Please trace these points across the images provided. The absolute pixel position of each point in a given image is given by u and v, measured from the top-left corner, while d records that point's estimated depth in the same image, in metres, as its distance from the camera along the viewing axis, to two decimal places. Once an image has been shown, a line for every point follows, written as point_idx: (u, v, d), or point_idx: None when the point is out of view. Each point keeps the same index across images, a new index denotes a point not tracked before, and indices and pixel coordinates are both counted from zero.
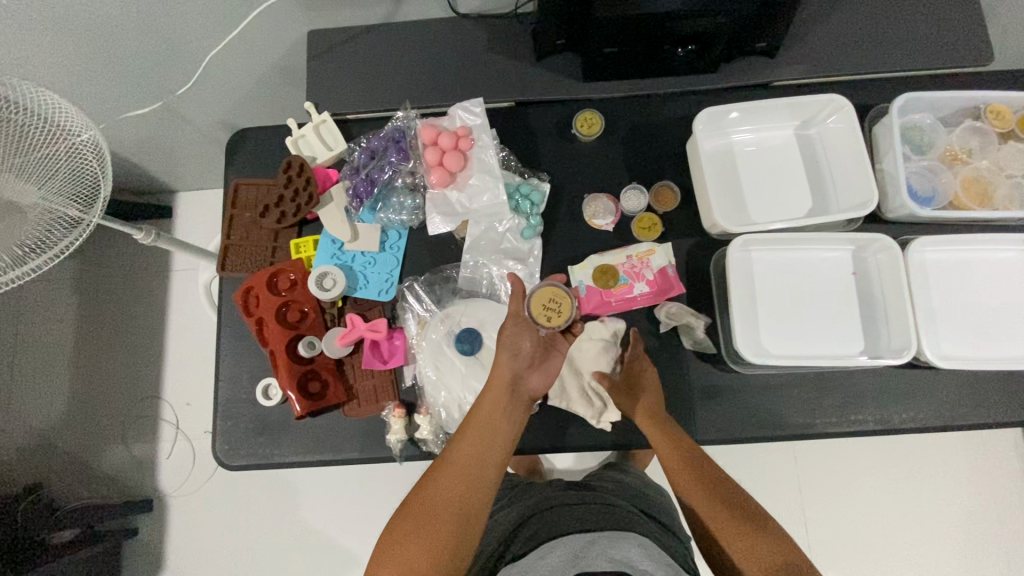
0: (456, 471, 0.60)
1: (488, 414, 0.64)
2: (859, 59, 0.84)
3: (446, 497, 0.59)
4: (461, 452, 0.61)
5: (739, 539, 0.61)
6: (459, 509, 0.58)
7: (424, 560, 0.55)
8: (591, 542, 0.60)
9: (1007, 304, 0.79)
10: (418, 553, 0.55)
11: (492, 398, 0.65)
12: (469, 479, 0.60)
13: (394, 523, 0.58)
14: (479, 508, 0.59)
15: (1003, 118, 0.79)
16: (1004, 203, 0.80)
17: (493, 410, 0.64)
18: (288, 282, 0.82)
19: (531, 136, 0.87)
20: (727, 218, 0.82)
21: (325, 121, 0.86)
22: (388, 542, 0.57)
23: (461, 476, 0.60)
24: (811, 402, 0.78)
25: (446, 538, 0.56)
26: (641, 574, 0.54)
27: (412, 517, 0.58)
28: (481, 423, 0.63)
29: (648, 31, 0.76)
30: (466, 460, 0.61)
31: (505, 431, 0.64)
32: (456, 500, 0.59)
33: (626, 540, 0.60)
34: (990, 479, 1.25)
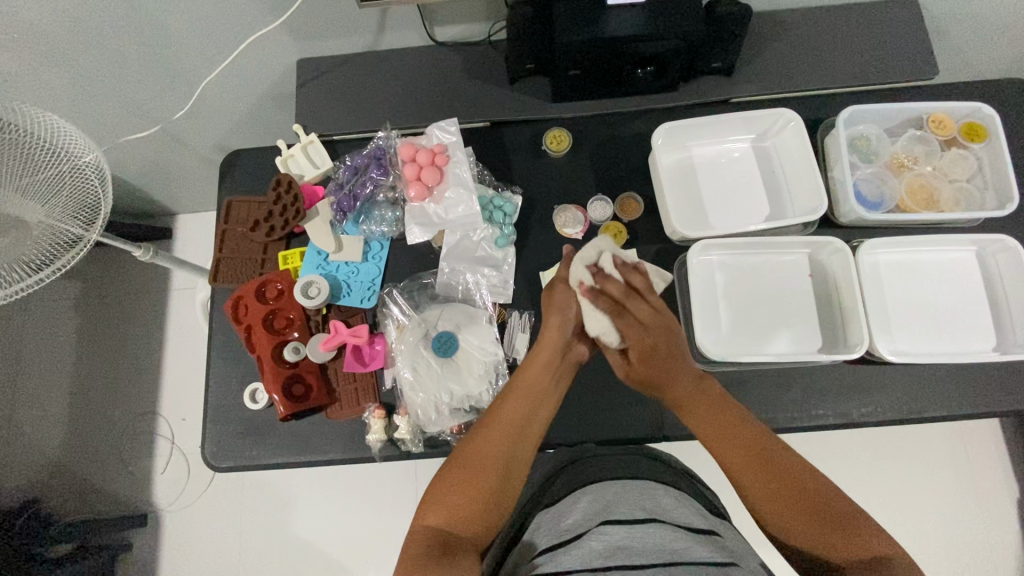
0: (502, 430, 0.66)
1: (531, 383, 0.71)
2: (808, 76, 0.90)
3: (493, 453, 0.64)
4: (506, 413, 0.68)
5: (797, 519, 0.61)
6: (505, 463, 0.64)
7: (475, 503, 0.61)
8: (623, 490, 0.64)
9: (958, 302, 0.84)
10: (470, 497, 0.61)
11: (537, 370, 0.72)
12: (513, 438, 0.66)
13: (444, 472, 0.64)
14: (519, 464, 0.65)
15: (944, 127, 0.85)
16: (949, 206, 0.85)
17: (536, 379, 0.71)
18: (275, 292, 0.86)
19: (505, 152, 0.93)
20: (688, 225, 0.87)
21: (313, 142, 0.92)
22: (437, 489, 0.62)
23: (507, 433, 0.66)
24: (774, 398, 0.82)
25: (494, 486, 0.62)
26: (671, 521, 0.59)
27: (460, 471, 0.63)
28: (524, 391, 0.70)
29: (609, 56, 0.82)
30: (509, 422, 0.67)
31: (546, 400, 0.71)
32: (503, 455, 0.64)
33: (657, 490, 0.65)
34: (973, 482, 1.26)
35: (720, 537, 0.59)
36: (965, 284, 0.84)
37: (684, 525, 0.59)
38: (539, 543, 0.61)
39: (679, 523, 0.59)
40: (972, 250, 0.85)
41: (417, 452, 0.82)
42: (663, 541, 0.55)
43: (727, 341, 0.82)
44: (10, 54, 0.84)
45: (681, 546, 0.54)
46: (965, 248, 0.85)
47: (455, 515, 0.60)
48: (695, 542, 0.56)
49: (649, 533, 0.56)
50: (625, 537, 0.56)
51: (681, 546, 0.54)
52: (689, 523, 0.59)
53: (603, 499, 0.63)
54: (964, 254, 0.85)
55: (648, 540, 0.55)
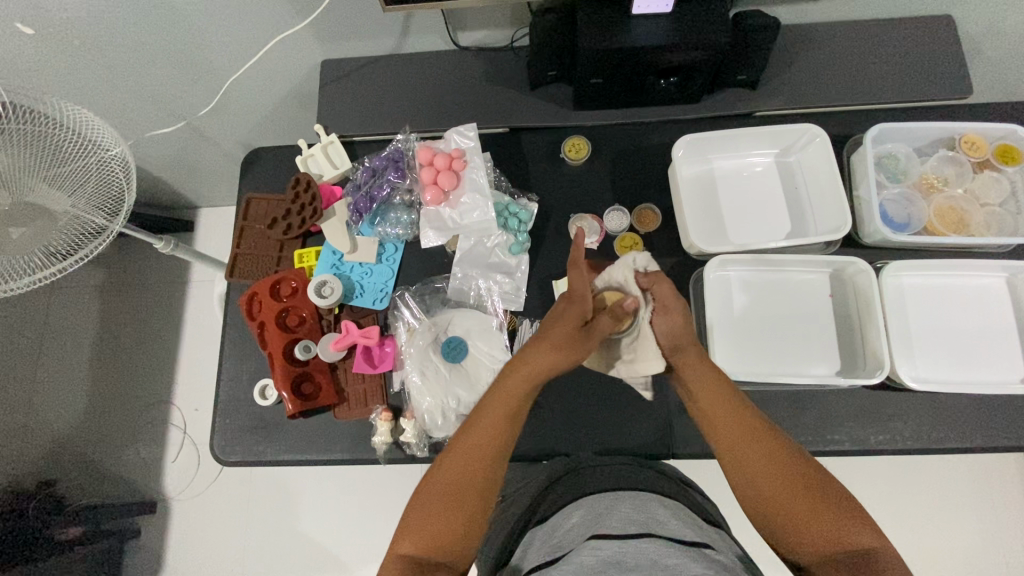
0: (469, 455, 0.63)
1: (502, 399, 0.65)
2: (837, 90, 0.88)
3: (463, 480, 0.63)
4: (474, 435, 0.64)
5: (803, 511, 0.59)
6: (479, 488, 0.63)
7: (450, 531, 0.61)
8: (616, 502, 0.63)
9: (985, 329, 0.81)
10: (445, 527, 0.61)
11: (514, 382, 0.65)
12: (483, 463, 0.63)
13: (419, 495, 0.64)
14: (493, 485, 0.64)
15: (977, 148, 0.82)
16: (979, 231, 0.82)
17: (510, 395, 0.65)
18: (289, 289, 0.87)
19: (522, 159, 0.92)
20: (706, 239, 0.86)
21: (333, 142, 0.92)
22: (411, 516, 0.63)
23: (477, 457, 0.63)
24: (788, 420, 0.80)
25: (464, 514, 0.61)
26: (665, 533, 0.57)
27: (432, 501, 0.62)
28: (492, 413, 0.64)
29: (632, 66, 0.81)
30: (478, 447, 0.63)
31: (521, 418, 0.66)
32: (476, 482, 0.63)
33: (653, 502, 0.63)
34: (997, 516, 1.21)
35: (716, 553, 0.57)
36: (994, 311, 0.81)
37: (678, 539, 0.57)
38: (535, 558, 0.61)
39: (672, 536, 0.57)
40: (1002, 276, 0.82)
41: (422, 457, 0.81)
42: (656, 556, 0.53)
43: (741, 360, 0.81)
44: (42, 47, 0.87)
45: (674, 562, 0.53)
46: (995, 274, 0.82)
47: (432, 545, 0.60)
48: (689, 557, 0.54)
49: (641, 548, 0.55)
50: (617, 551, 0.55)
51: (674, 563, 0.53)
52: (683, 537, 0.57)
53: (596, 513, 0.62)
54: (992, 280, 0.82)
55: (639, 556, 0.54)
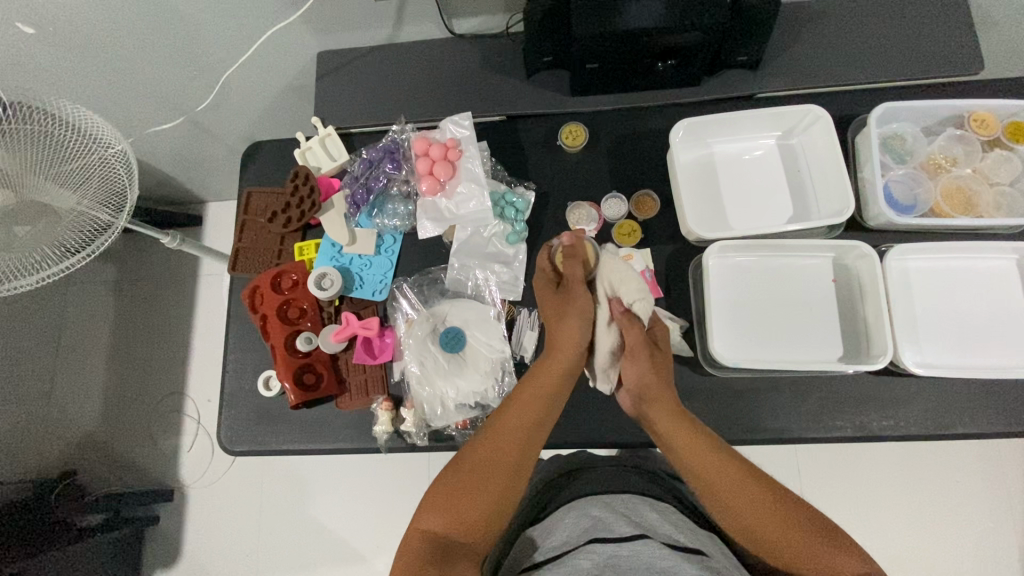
0: (512, 432, 0.67)
1: (545, 380, 0.70)
2: (841, 69, 0.86)
3: (501, 459, 0.65)
4: (517, 413, 0.68)
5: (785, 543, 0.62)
6: (511, 472, 0.65)
7: (473, 515, 0.62)
8: (609, 505, 0.64)
9: (992, 313, 0.79)
10: (477, 506, 0.63)
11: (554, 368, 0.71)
12: (522, 444, 0.67)
13: (452, 472, 0.65)
14: (520, 479, 0.66)
15: (987, 126, 0.79)
16: (988, 211, 0.80)
17: (541, 389, 0.70)
18: (290, 282, 0.88)
19: (519, 147, 0.92)
20: (705, 225, 0.85)
21: (331, 135, 0.93)
22: (439, 492, 0.64)
23: (515, 437, 0.67)
24: (788, 407, 0.79)
25: (498, 492, 0.64)
26: (660, 538, 0.58)
27: (469, 476, 0.64)
28: (530, 405, 0.68)
29: (629, 49, 0.79)
30: (522, 424, 0.67)
31: (550, 415, 0.69)
32: (502, 474, 0.65)
33: (644, 506, 0.64)
34: (1009, 499, 1.20)
35: (709, 558, 0.57)
36: (1004, 293, 0.79)
37: (672, 543, 0.58)
38: (532, 557, 0.62)
39: (665, 540, 0.58)
40: (1013, 258, 0.80)
41: (422, 446, 0.83)
42: (651, 559, 0.54)
43: (740, 347, 0.80)
44: (44, 46, 0.87)
45: (668, 565, 0.53)
46: (1004, 256, 0.80)
47: (450, 528, 0.62)
48: (682, 561, 0.55)
49: (635, 551, 0.55)
50: (611, 553, 0.56)
51: (669, 566, 0.53)
52: (676, 541, 0.59)
53: (590, 515, 0.63)
54: (1001, 262, 0.80)
55: (634, 559, 0.54)
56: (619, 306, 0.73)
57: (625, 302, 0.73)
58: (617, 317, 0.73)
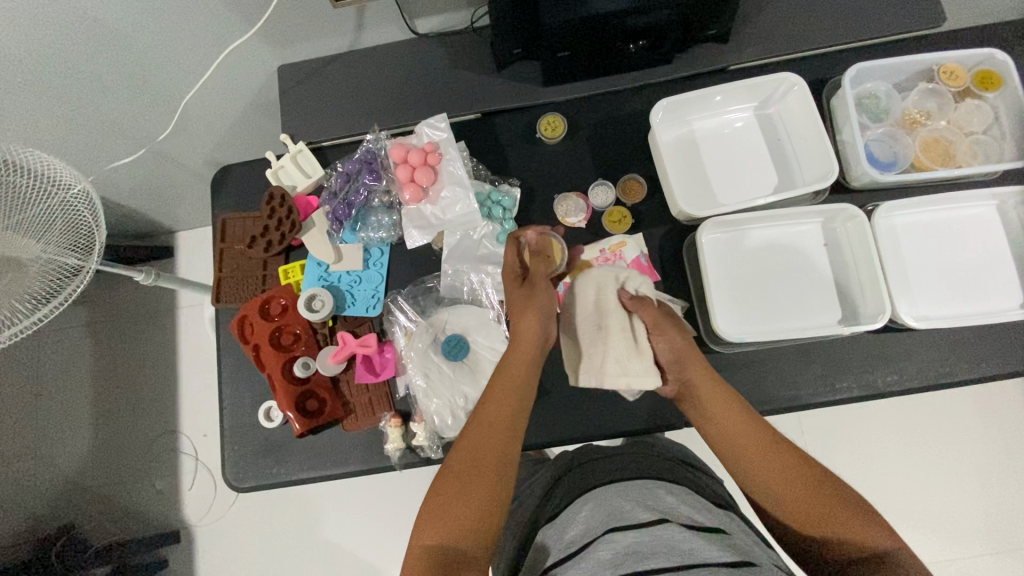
0: (488, 429, 0.64)
1: (511, 376, 0.67)
2: (810, 34, 0.86)
3: (481, 458, 0.62)
4: (492, 410, 0.65)
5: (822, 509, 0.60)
6: (494, 470, 0.62)
7: (468, 520, 0.58)
8: (625, 492, 0.64)
9: (979, 259, 0.81)
10: (466, 512, 0.59)
11: (518, 356, 0.69)
12: (500, 441, 0.63)
13: (440, 482, 0.61)
14: (507, 480, 0.62)
15: (956, 78, 0.81)
16: (966, 160, 0.81)
17: (514, 374, 0.67)
18: (279, 308, 0.86)
19: (498, 144, 0.91)
20: (694, 204, 0.84)
21: (302, 150, 0.91)
22: (432, 504, 0.60)
23: (492, 436, 0.63)
24: (794, 374, 0.80)
25: (486, 496, 0.60)
26: (678, 519, 0.58)
27: (456, 481, 0.60)
28: (503, 393, 0.66)
29: (597, 31, 0.79)
30: (496, 421, 0.64)
31: (526, 398, 0.67)
32: (490, 464, 0.62)
33: (660, 489, 0.64)
34: (1005, 436, 1.24)
35: (731, 537, 0.57)
36: (988, 239, 0.81)
37: (691, 523, 0.58)
38: (551, 556, 0.61)
39: (685, 522, 0.58)
40: (992, 204, 0.81)
41: (436, 458, 0.81)
42: (672, 541, 0.54)
43: (741, 321, 0.80)
44: None
45: (689, 545, 0.53)
46: (985, 202, 0.81)
47: (455, 526, 0.58)
48: (703, 540, 0.55)
49: (658, 534, 0.55)
50: (634, 540, 0.55)
51: (692, 547, 0.53)
52: (694, 521, 0.58)
53: (606, 506, 0.62)
54: (983, 209, 0.82)
55: (655, 542, 0.54)
56: (628, 294, 0.75)
57: (630, 291, 0.75)
58: (630, 304, 0.74)
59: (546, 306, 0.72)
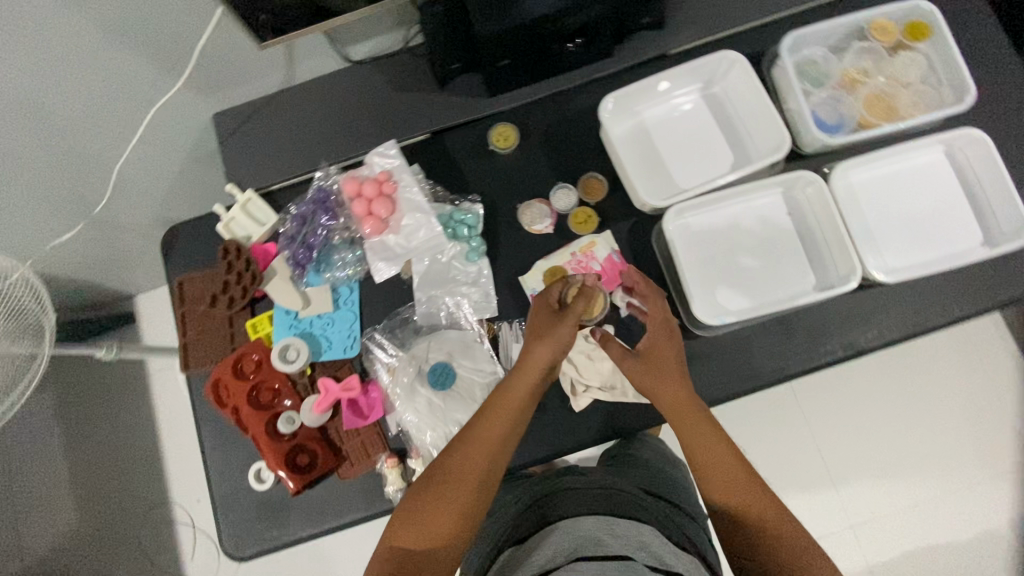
0: (484, 443, 0.63)
1: (513, 393, 0.66)
2: (743, 9, 0.86)
3: (468, 469, 0.62)
4: (486, 424, 0.64)
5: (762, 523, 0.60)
6: (476, 482, 0.61)
7: (440, 528, 0.59)
8: (594, 523, 0.63)
9: (936, 205, 0.82)
10: (440, 520, 0.59)
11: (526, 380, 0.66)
12: (491, 453, 0.63)
13: (422, 486, 0.61)
14: (487, 492, 0.62)
15: (886, 33, 0.82)
16: (910, 112, 0.82)
17: (518, 393, 0.66)
18: (253, 364, 0.82)
19: (452, 161, 0.89)
20: (655, 193, 0.85)
21: (252, 198, 0.87)
22: (410, 506, 0.61)
23: (483, 446, 0.63)
24: (779, 346, 0.80)
25: (463, 505, 0.60)
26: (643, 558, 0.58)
27: (438, 489, 0.60)
28: (503, 407, 0.65)
29: (534, 35, 0.79)
30: (491, 434, 0.64)
31: (524, 416, 0.67)
32: (474, 476, 0.61)
33: (628, 523, 0.64)
34: (981, 363, 1.30)
35: None
36: (942, 184, 0.83)
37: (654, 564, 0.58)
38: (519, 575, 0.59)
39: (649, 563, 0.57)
40: (940, 150, 0.83)
41: None
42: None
43: (719, 302, 0.81)
44: None
45: None
46: (934, 149, 0.83)
47: (425, 533, 0.59)
48: None
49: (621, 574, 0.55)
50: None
51: None
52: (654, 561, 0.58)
53: (574, 536, 0.61)
54: (933, 156, 0.84)
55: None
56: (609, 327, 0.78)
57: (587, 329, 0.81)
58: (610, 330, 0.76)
59: (567, 340, 0.68)
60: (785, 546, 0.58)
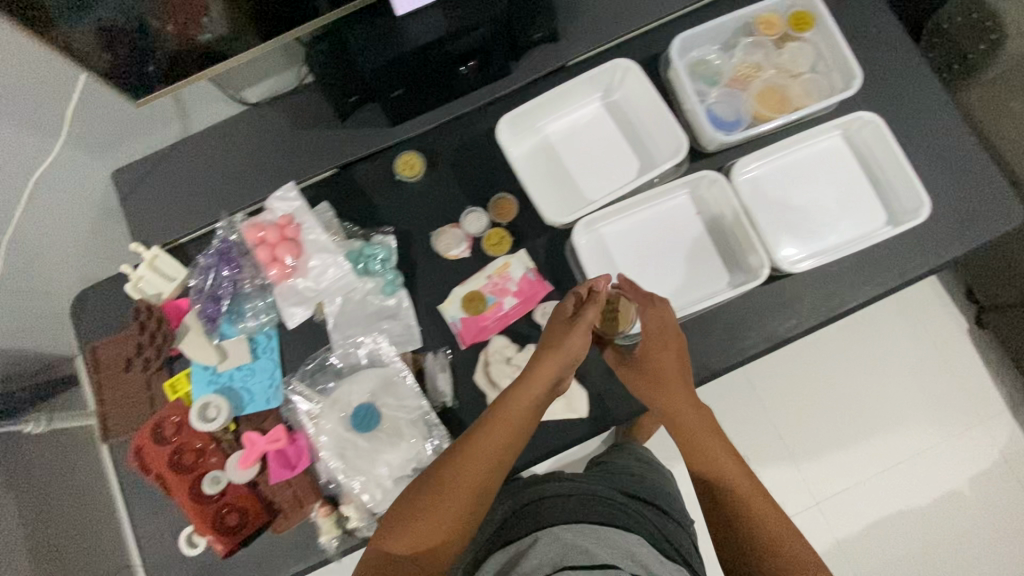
0: (486, 451, 0.59)
1: (518, 402, 0.62)
2: (633, 14, 0.87)
3: (469, 477, 0.58)
4: (490, 434, 0.60)
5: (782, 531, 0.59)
6: (471, 496, 0.57)
7: (434, 535, 0.56)
8: (585, 533, 0.57)
9: (840, 189, 0.84)
10: (436, 528, 0.56)
11: (535, 388, 0.62)
12: (492, 466, 0.59)
13: (419, 485, 0.59)
14: (483, 506, 0.58)
15: (772, 27, 0.83)
16: (803, 101, 0.83)
17: (525, 401, 0.62)
18: (173, 426, 0.79)
19: (361, 195, 0.87)
20: (564, 208, 0.85)
21: (158, 255, 0.83)
22: (406, 506, 0.58)
23: (485, 457, 0.59)
24: (700, 345, 0.80)
25: (461, 517, 0.57)
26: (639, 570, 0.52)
27: (435, 494, 0.57)
28: (508, 415, 0.61)
29: (422, 65, 0.78)
30: (495, 444, 0.60)
31: (532, 424, 0.63)
32: (468, 489, 0.57)
33: (619, 535, 0.58)
34: (922, 326, 1.33)
35: None
36: (843, 168, 0.84)
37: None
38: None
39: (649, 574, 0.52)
40: (838, 134, 0.85)
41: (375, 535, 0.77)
42: None
43: None
44: None
45: None
46: (833, 135, 0.85)
47: (419, 537, 0.56)
48: None
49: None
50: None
51: None
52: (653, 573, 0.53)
53: (566, 543, 0.54)
54: (832, 140, 0.85)
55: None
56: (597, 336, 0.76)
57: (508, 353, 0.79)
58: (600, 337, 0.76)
59: (574, 351, 0.64)
60: (792, 564, 0.57)
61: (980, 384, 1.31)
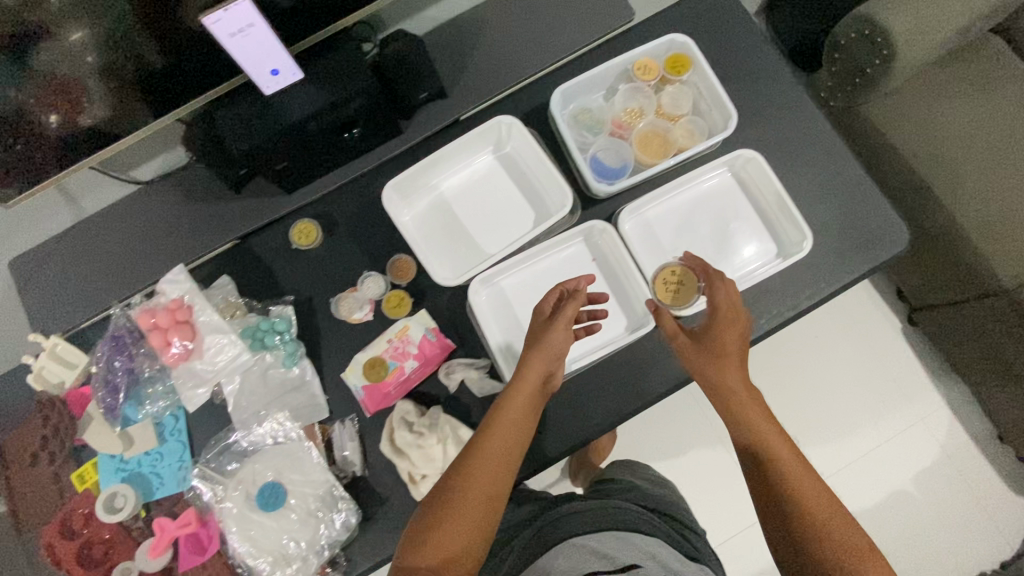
0: (496, 452, 0.61)
1: (515, 406, 0.65)
2: (516, 67, 0.88)
3: (483, 482, 0.59)
4: (491, 441, 0.62)
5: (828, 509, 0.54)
6: (486, 501, 0.59)
7: (456, 542, 0.56)
8: (605, 539, 0.61)
9: (728, 225, 0.85)
10: (457, 534, 0.56)
11: (525, 394, 0.65)
12: (504, 467, 0.61)
13: (433, 499, 0.59)
14: (499, 509, 0.59)
15: (650, 71, 0.84)
16: (684, 143, 0.85)
17: (521, 406, 0.65)
18: (82, 518, 0.79)
19: (260, 267, 0.87)
20: (461, 265, 0.85)
21: (58, 342, 0.82)
22: (427, 518, 0.58)
23: (496, 459, 0.61)
24: (602, 394, 0.80)
25: (483, 520, 0.58)
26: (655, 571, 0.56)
27: (453, 503, 0.58)
28: (509, 419, 0.63)
29: (300, 140, 0.78)
30: (500, 447, 0.62)
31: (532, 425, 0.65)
32: (485, 492, 0.59)
33: (641, 536, 0.62)
34: (863, 332, 1.31)
35: None
36: (730, 204, 0.86)
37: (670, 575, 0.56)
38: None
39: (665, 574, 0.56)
40: (725, 171, 0.86)
41: None
42: None
43: None
44: None
45: None
46: (720, 172, 0.86)
47: (443, 548, 0.55)
48: None
49: None
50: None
51: None
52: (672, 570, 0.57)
53: (584, 552, 0.58)
54: (720, 178, 0.86)
55: None
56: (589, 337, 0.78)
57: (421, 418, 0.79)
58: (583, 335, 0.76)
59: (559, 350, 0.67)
60: (829, 538, 0.52)
61: (925, 386, 1.28)
